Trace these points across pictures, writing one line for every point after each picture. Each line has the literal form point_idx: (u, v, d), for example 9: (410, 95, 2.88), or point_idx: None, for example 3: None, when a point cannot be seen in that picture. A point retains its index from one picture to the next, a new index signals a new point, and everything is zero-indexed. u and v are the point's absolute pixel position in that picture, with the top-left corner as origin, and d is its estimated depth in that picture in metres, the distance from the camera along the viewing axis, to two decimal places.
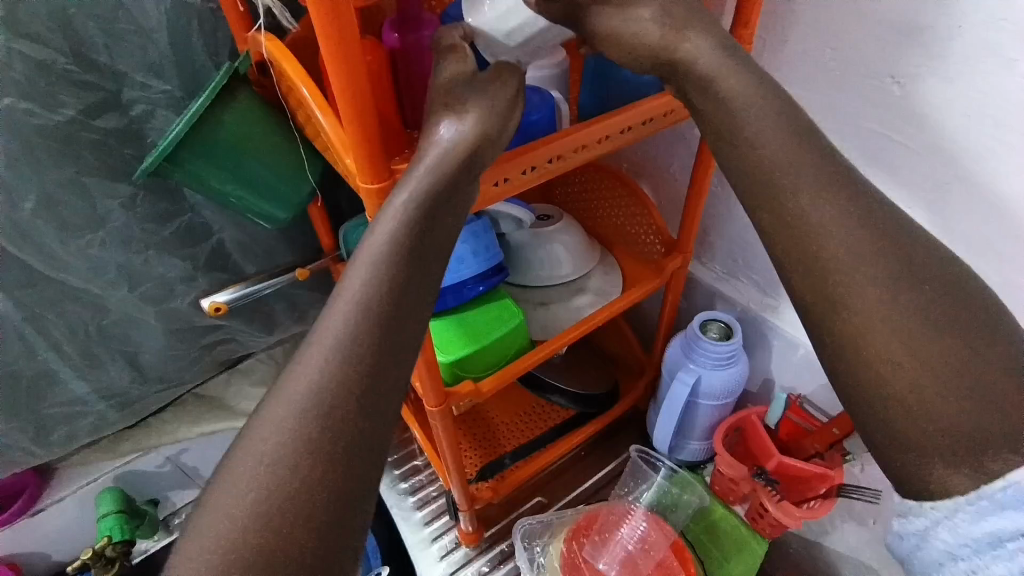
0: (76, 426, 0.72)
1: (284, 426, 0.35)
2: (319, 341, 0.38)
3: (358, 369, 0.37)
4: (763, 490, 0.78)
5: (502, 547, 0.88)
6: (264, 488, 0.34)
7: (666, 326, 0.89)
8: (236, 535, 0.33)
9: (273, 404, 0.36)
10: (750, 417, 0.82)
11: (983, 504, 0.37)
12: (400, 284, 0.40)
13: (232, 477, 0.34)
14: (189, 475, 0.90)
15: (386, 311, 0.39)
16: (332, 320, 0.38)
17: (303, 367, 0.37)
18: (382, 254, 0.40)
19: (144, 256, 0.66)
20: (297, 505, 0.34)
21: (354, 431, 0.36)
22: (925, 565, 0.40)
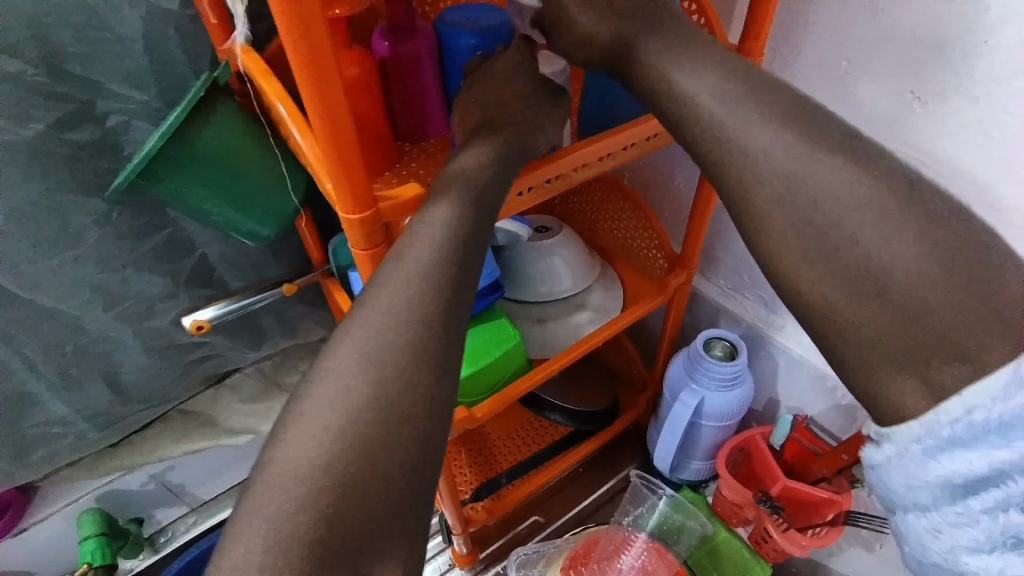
0: (55, 446, 0.69)
1: (321, 439, 0.33)
2: (329, 374, 0.35)
3: (390, 382, 0.34)
4: (768, 517, 0.75)
5: (497, 570, 0.85)
6: (304, 501, 0.31)
7: (668, 342, 0.86)
8: (269, 554, 0.30)
9: (279, 442, 0.33)
10: (754, 438, 0.79)
11: (943, 438, 0.34)
12: (424, 304, 0.37)
13: (266, 493, 0.31)
14: (175, 492, 0.87)
15: (424, 319, 0.36)
16: (345, 351, 0.35)
17: (310, 402, 0.34)
18: (399, 284, 0.37)
19: (122, 273, 0.63)
20: (341, 513, 0.31)
21: (398, 442, 0.33)
22: (890, 500, 0.37)
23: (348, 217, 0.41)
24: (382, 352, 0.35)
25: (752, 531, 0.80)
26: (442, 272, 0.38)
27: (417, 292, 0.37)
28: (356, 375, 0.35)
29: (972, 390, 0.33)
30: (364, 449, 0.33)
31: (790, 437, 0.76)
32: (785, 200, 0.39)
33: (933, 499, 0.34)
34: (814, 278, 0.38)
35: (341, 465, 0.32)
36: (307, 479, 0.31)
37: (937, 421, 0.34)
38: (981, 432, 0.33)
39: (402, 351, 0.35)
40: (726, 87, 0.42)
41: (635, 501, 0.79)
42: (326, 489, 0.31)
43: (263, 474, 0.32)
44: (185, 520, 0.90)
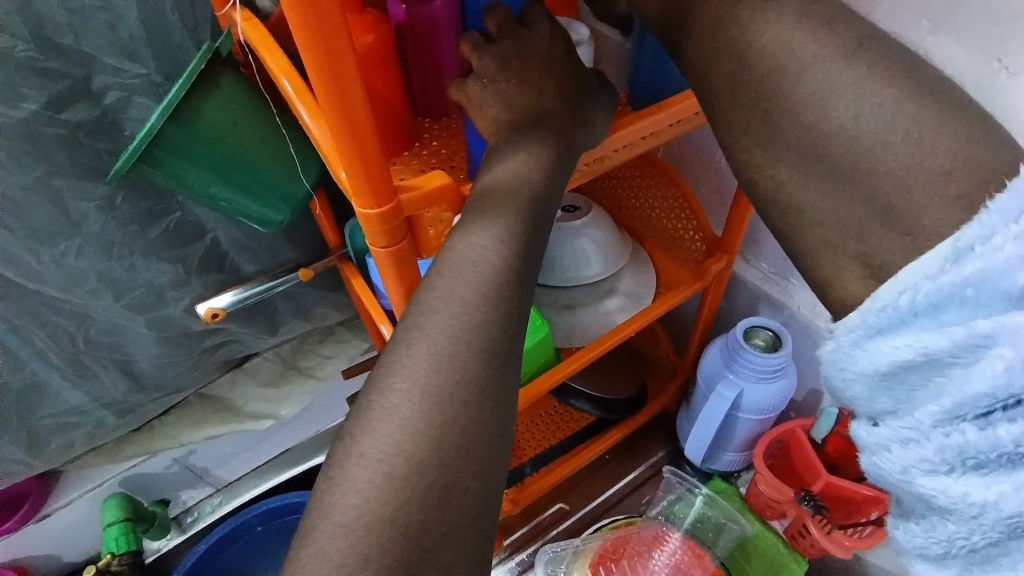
0: (72, 435, 0.68)
1: (376, 480, 0.29)
2: (382, 407, 0.30)
3: (448, 409, 0.30)
4: (810, 517, 0.70)
5: (521, 559, 0.83)
6: (362, 550, 0.27)
7: (703, 329, 0.81)
8: None
9: (332, 492, 0.29)
10: (794, 431, 0.74)
11: (880, 323, 0.31)
12: (480, 316, 0.32)
13: (323, 542, 0.28)
14: (197, 475, 0.86)
15: (481, 334, 0.32)
16: (400, 379, 0.31)
17: (363, 442, 0.30)
18: (456, 298, 0.33)
19: (128, 260, 0.61)
20: (403, 559, 0.27)
21: (454, 477, 0.29)
22: (837, 391, 0.34)
23: (364, 211, 0.36)
24: (443, 381, 0.31)
25: (788, 526, 0.75)
26: (506, 286, 0.34)
27: (479, 309, 0.33)
28: (415, 408, 0.30)
29: (910, 272, 0.30)
30: (432, 498, 0.29)
31: (834, 430, 0.72)
32: (862, 196, 0.35)
33: (870, 396, 0.32)
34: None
35: (408, 513, 0.28)
36: (365, 526, 0.28)
37: (870, 310, 0.31)
38: (918, 315, 0.30)
39: (461, 375, 0.31)
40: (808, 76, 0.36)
41: (666, 491, 0.74)
42: (388, 536, 0.27)
43: (318, 531, 0.28)
44: (211, 501, 0.90)
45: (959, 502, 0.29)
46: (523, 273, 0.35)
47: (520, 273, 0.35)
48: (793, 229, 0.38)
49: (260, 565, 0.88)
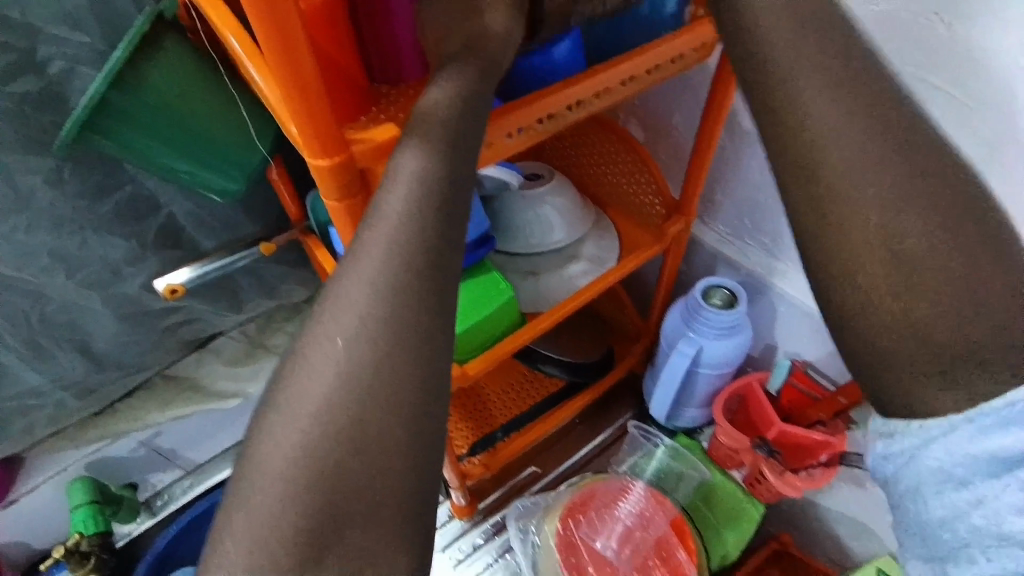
0: (32, 417, 0.67)
1: (303, 427, 0.29)
2: (310, 361, 0.31)
3: (375, 353, 0.30)
4: (765, 461, 0.74)
5: (494, 521, 0.85)
6: (289, 494, 0.28)
7: (665, 290, 0.83)
8: (260, 548, 0.27)
9: (261, 441, 0.29)
10: (750, 383, 0.77)
11: (984, 420, 0.33)
12: (404, 260, 0.32)
13: (251, 488, 0.28)
14: (167, 458, 0.86)
15: (407, 278, 0.32)
16: (327, 334, 0.31)
17: (290, 391, 0.30)
18: (379, 252, 0.32)
19: (80, 236, 0.59)
20: (335, 499, 0.28)
21: (384, 421, 0.29)
22: (907, 481, 0.35)
23: (315, 162, 0.37)
24: (369, 336, 0.31)
25: (746, 474, 0.78)
26: (429, 227, 0.33)
27: (401, 261, 0.32)
28: (342, 362, 0.30)
29: (1020, 389, 0.32)
30: (358, 449, 0.29)
31: (787, 381, 0.76)
32: None
33: (962, 471, 0.33)
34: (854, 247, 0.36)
35: (336, 457, 0.29)
36: (292, 471, 0.28)
37: (981, 417, 0.33)
38: (1019, 420, 0.32)
39: (386, 320, 0.31)
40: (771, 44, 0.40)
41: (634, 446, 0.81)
42: (315, 480, 0.28)
43: (246, 481, 0.29)
44: (182, 484, 0.89)
45: None
46: (450, 221, 0.34)
47: (444, 222, 0.33)
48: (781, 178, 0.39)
49: None
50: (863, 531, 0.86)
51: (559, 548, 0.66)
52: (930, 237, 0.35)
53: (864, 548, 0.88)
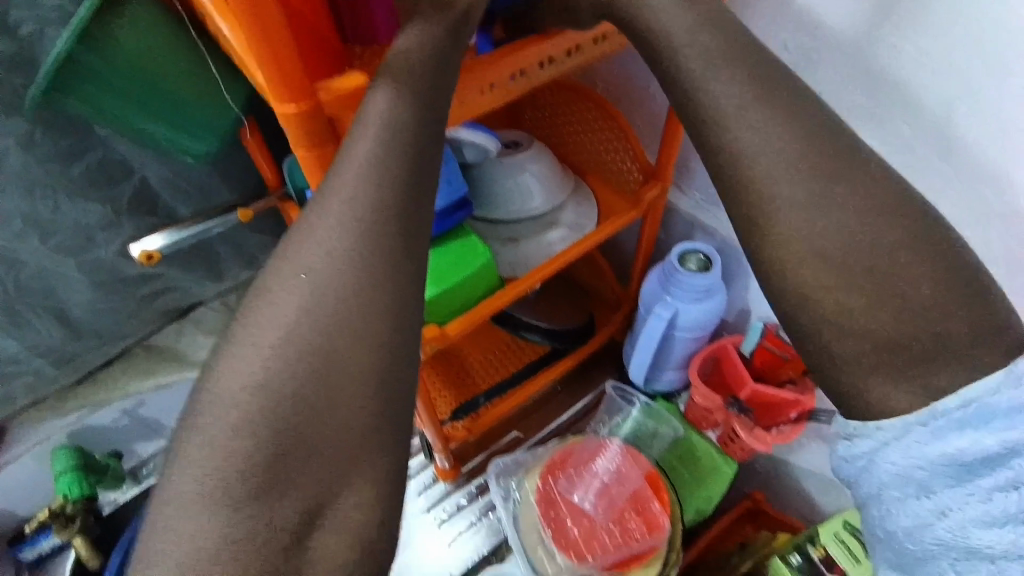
0: (11, 384, 0.68)
1: (264, 358, 0.30)
2: (272, 296, 0.31)
3: (337, 290, 0.31)
4: (736, 418, 0.78)
5: (478, 483, 0.88)
6: (247, 422, 0.29)
7: (643, 257, 0.85)
8: (216, 474, 0.28)
9: (222, 373, 0.30)
10: (725, 345, 0.79)
11: (940, 423, 0.35)
12: (368, 203, 0.33)
13: (210, 418, 0.29)
14: (153, 427, 0.86)
15: (370, 221, 0.33)
16: (291, 270, 0.32)
17: (253, 325, 0.31)
18: (347, 185, 0.34)
19: (52, 201, 0.59)
20: (293, 430, 0.29)
21: (347, 356, 0.31)
22: (872, 488, 0.38)
23: (283, 108, 0.38)
24: (334, 264, 0.32)
25: (720, 432, 0.82)
26: (394, 175, 0.34)
27: (367, 192, 0.33)
28: (305, 297, 0.31)
29: (971, 388, 0.35)
30: (324, 370, 0.30)
31: (760, 344, 0.77)
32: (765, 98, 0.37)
33: (928, 479, 0.36)
34: (801, 227, 0.36)
35: (297, 388, 0.30)
36: (251, 401, 0.29)
37: (940, 425, 0.35)
38: (971, 422, 0.35)
39: (348, 260, 0.32)
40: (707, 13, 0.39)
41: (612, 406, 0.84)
42: (274, 410, 0.29)
43: (210, 402, 0.29)
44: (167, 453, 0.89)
45: (1006, 545, 0.34)
46: (417, 168, 0.35)
47: (411, 167, 0.35)
48: (716, 141, 0.38)
49: None
50: (832, 486, 0.90)
51: (539, 503, 0.68)
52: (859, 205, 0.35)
53: (831, 502, 0.92)
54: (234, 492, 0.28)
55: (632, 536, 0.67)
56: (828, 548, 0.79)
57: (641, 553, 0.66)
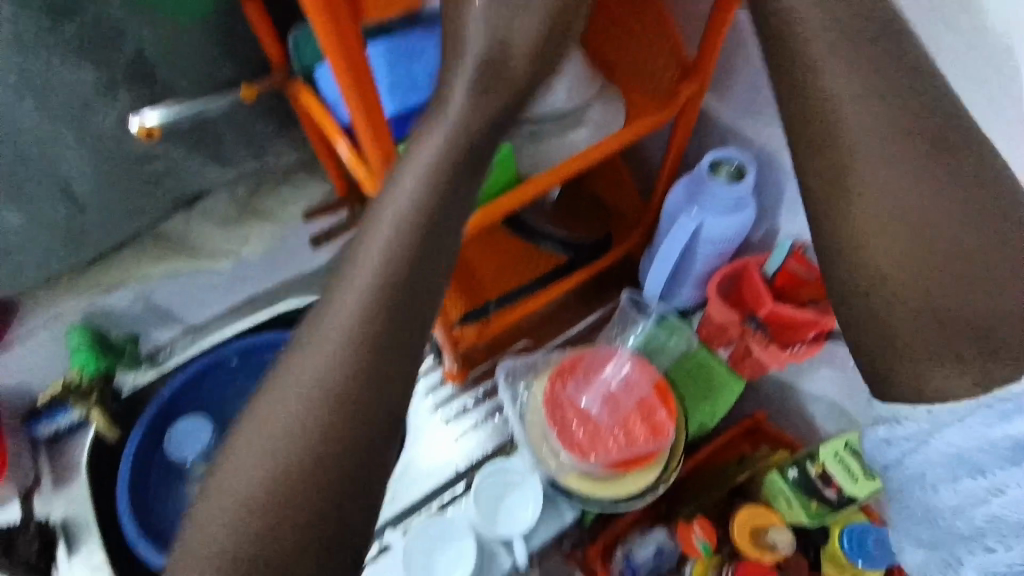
0: (20, 257, 0.68)
1: (311, 373, 0.40)
2: (322, 323, 0.41)
3: (367, 328, 0.40)
4: (752, 336, 0.75)
5: (485, 387, 0.89)
6: (293, 423, 0.39)
7: (671, 168, 0.79)
8: (266, 456, 0.38)
9: (283, 379, 0.40)
10: (749, 264, 0.76)
11: (995, 410, 0.44)
12: (396, 260, 0.41)
13: (271, 410, 0.40)
14: (165, 314, 0.88)
15: (394, 275, 0.41)
16: (337, 304, 0.41)
17: (308, 347, 0.41)
18: (350, 293, 0.41)
19: (44, 59, 0.55)
20: (321, 438, 0.38)
21: (370, 380, 0.40)
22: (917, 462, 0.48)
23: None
24: (365, 307, 0.41)
25: (732, 351, 0.80)
26: (418, 235, 0.42)
27: (370, 311, 0.41)
28: (343, 329, 0.40)
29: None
30: (317, 438, 0.38)
31: (785, 263, 0.73)
32: None
33: (971, 460, 0.46)
34: (872, 217, 0.45)
35: (330, 406, 0.39)
36: (299, 407, 0.39)
37: (996, 401, 0.44)
38: (1012, 411, 0.44)
39: (379, 307, 0.41)
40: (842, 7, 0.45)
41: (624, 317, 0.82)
42: (314, 418, 0.39)
43: (239, 434, 0.40)
44: (182, 341, 0.92)
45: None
46: (440, 225, 0.42)
47: (435, 225, 0.42)
48: None
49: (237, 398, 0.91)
50: (838, 411, 0.90)
51: (546, 404, 0.69)
52: (915, 195, 0.44)
53: (836, 426, 0.93)
54: (273, 473, 0.38)
55: (637, 439, 0.67)
56: (825, 464, 0.81)
57: (642, 455, 0.67)
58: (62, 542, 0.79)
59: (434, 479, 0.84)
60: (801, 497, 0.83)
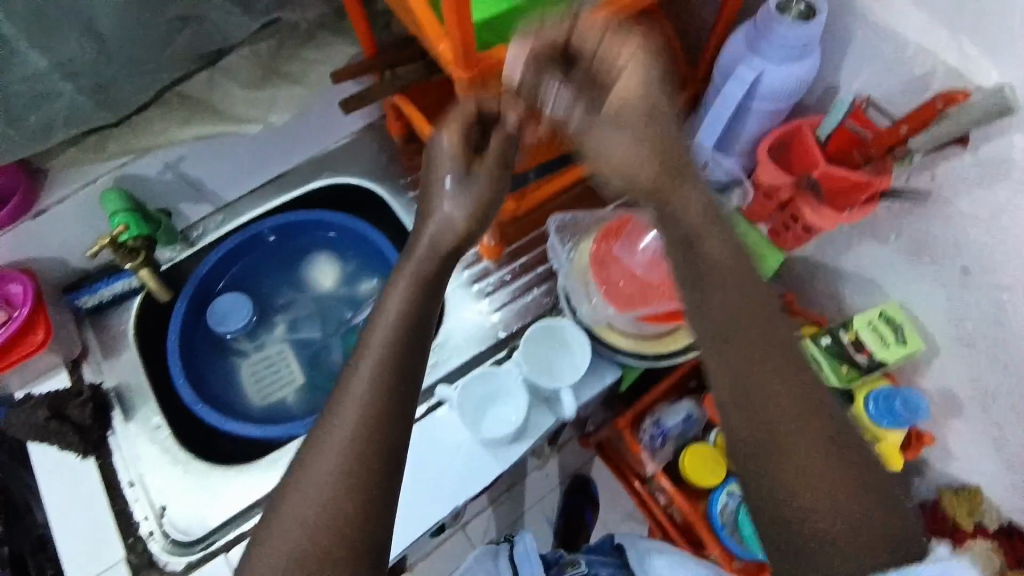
0: (49, 112, 0.63)
1: (332, 463, 0.49)
2: (334, 417, 0.51)
3: (372, 414, 0.50)
4: (803, 198, 0.72)
5: (522, 263, 0.88)
6: (319, 506, 0.48)
7: (726, 20, 0.74)
8: (300, 539, 0.47)
9: (304, 472, 0.49)
10: (801, 128, 0.73)
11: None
12: (390, 357, 0.52)
13: (298, 498, 0.48)
14: (196, 187, 0.86)
15: (390, 370, 0.52)
16: (344, 403, 0.51)
17: (325, 439, 0.50)
18: (356, 392, 0.51)
19: None
20: (349, 516, 0.48)
21: (383, 454, 0.50)
22: None
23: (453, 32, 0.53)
24: (367, 401, 0.51)
25: (773, 224, 0.79)
26: (403, 332, 0.53)
27: (374, 404, 0.50)
28: (353, 421, 0.50)
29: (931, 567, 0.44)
30: (348, 488, 0.48)
31: (843, 123, 0.71)
32: None
33: None
34: (787, 477, 0.47)
35: (350, 480, 0.48)
36: (327, 493, 0.48)
37: None
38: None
39: (381, 397, 0.51)
40: (738, 248, 0.49)
41: None
42: (338, 498, 0.48)
43: (275, 525, 0.48)
44: (214, 220, 0.92)
45: None
46: (421, 324, 0.54)
47: (417, 327, 0.54)
48: None
49: (273, 281, 0.95)
50: (869, 287, 0.90)
51: (593, 262, 0.70)
52: (811, 464, 0.47)
53: (864, 303, 0.94)
54: (309, 554, 0.47)
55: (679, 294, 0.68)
56: (858, 332, 0.83)
57: None
58: (116, 407, 0.80)
59: (475, 350, 0.85)
60: (832, 361, 0.85)
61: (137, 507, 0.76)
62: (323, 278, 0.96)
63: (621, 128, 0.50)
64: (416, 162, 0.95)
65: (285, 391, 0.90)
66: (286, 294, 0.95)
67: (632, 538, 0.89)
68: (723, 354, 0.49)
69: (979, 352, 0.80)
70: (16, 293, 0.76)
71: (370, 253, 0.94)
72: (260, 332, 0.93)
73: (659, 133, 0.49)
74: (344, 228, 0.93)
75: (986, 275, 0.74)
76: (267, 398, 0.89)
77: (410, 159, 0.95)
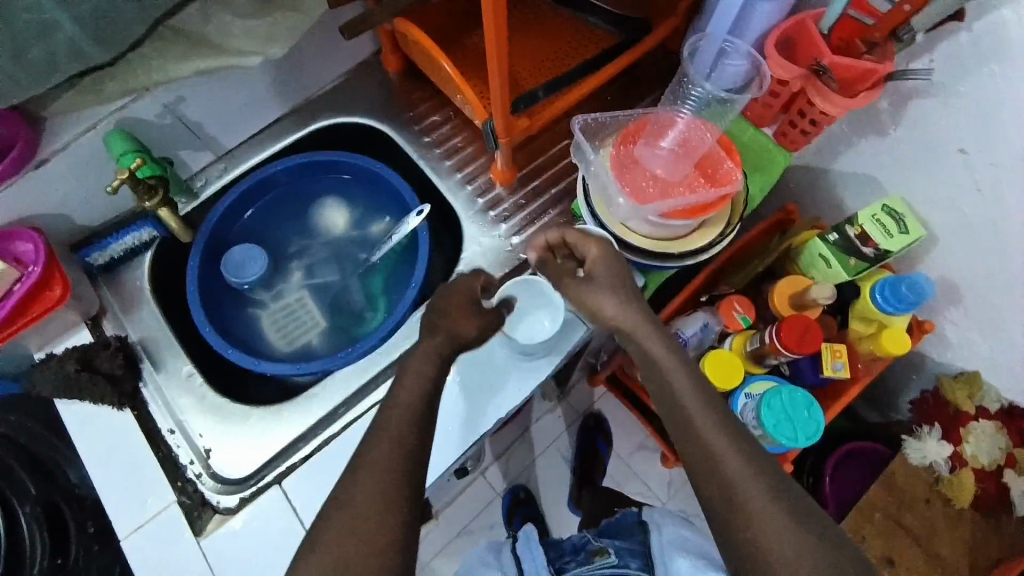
0: (50, 46, 0.51)
1: (368, 483, 0.57)
2: (370, 447, 0.60)
3: (403, 441, 0.60)
4: (814, 85, 0.74)
5: (533, 187, 0.88)
6: (356, 523, 0.55)
7: None
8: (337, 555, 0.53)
9: (342, 497, 0.57)
10: (805, 21, 0.73)
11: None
12: (415, 399, 0.63)
13: (337, 518, 0.56)
14: (195, 133, 0.84)
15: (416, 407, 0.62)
16: (379, 436, 0.61)
17: (362, 466, 0.59)
18: (389, 426, 0.61)
19: None
20: (378, 532, 0.55)
21: (409, 477, 0.58)
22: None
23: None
24: (397, 434, 0.60)
25: (779, 126, 0.84)
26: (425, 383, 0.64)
27: (403, 435, 0.60)
28: (387, 449, 0.59)
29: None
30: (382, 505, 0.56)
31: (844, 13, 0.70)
32: None
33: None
34: (741, 504, 0.54)
35: (384, 497, 0.56)
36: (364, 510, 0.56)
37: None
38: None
39: (408, 430, 0.61)
40: (676, 348, 0.63)
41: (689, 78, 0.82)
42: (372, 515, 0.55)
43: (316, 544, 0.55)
44: (215, 169, 0.90)
45: None
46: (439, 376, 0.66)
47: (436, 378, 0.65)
48: None
49: (283, 228, 0.94)
50: (869, 184, 0.93)
51: (614, 163, 0.71)
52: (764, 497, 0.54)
53: (861, 202, 0.97)
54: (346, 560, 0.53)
55: (700, 188, 0.69)
56: (864, 225, 0.86)
57: (709, 202, 0.69)
58: (145, 359, 0.81)
59: (498, 272, 0.86)
60: (842, 255, 0.90)
61: (181, 452, 0.77)
62: (335, 222, 0.95)
63: (599, 285, 0.66)
64: (415, 95, 0.93)
65: (310, 334, 0.90)
66: (298, 241, 0.95)
67: (655, 518, 0.80)
68: (673, 411, 0.60)
69: (978, 235, 0.85)
70: (25, 251, 0.73)
71: (378, 192, 0.94)
72: (275, 281, 0.92)
73: (626, 294, 0.66)
74: (350, 169, 0.92)
75: (986, 156, 0.77)
76: (293, 342, 0.89)
77: (408, 92, 0.93)
